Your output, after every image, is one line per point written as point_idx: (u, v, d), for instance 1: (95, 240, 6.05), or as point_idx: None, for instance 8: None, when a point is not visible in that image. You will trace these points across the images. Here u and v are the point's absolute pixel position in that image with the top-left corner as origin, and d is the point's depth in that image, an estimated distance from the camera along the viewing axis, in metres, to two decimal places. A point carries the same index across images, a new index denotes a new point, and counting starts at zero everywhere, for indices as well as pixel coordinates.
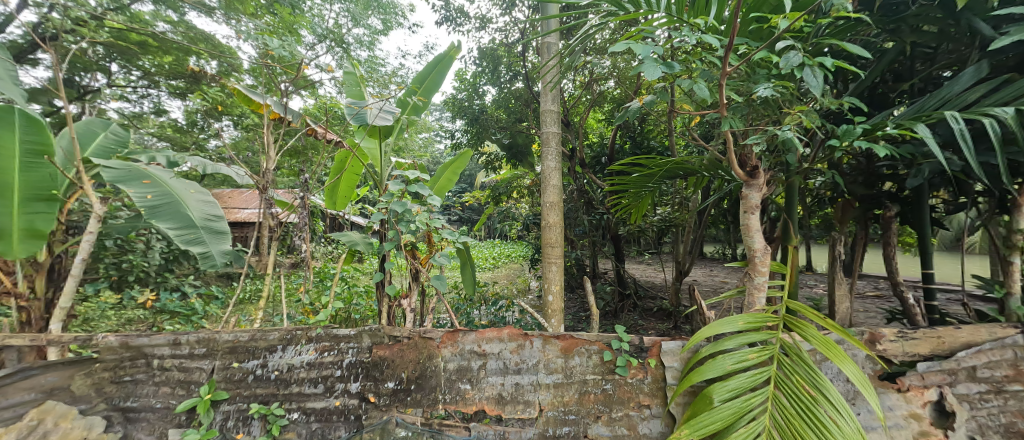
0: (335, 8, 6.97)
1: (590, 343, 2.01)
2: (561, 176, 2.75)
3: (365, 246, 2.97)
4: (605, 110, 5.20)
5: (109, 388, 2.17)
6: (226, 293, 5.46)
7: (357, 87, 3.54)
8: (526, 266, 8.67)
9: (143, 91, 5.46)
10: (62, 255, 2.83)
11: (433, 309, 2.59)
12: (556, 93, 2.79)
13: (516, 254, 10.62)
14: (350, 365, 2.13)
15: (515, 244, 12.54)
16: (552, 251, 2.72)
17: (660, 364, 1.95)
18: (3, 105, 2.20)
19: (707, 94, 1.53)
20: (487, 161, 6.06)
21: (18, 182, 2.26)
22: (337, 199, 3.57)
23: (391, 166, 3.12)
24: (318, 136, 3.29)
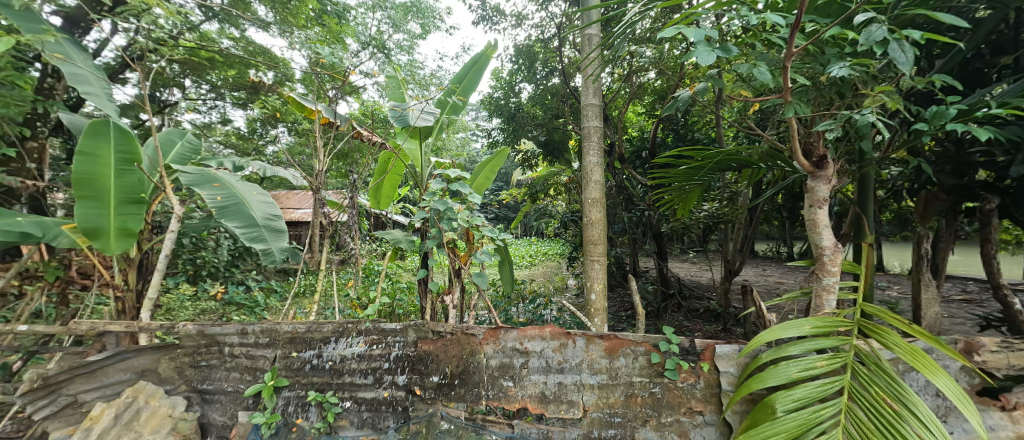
0: (377, 16, 7.26)
1: (635, 344, 1.95)
2: (603, 172, 2.67)
3: (408, 244, 3.06)
4: (646, 102, 5.02)
5: (189, 371, 2.41)
6: (284, 288, 5.88)
7: (399, 90, 3.64)
8: (564, 264, 8.58)
9: (212, 102, 5.96)
10: (149, 252, 3.14)
11: (476, 304, 2.60)
12: (597, 87, 2.70)
13: (553, 252, 10.49)
14: (397, 358, 2.20)
15: (552, 242, 12.43)
16: (594, 249, 2.64)
17: (714, 368, 1.86)
18: (100, 119, 2.49)
19: (769, 78, 1.41)
20: (523, 158, 5.97)
21: (113, 186, 2.53)
22: (381, 198, 3.70)
23: (431, 167, 3.19)
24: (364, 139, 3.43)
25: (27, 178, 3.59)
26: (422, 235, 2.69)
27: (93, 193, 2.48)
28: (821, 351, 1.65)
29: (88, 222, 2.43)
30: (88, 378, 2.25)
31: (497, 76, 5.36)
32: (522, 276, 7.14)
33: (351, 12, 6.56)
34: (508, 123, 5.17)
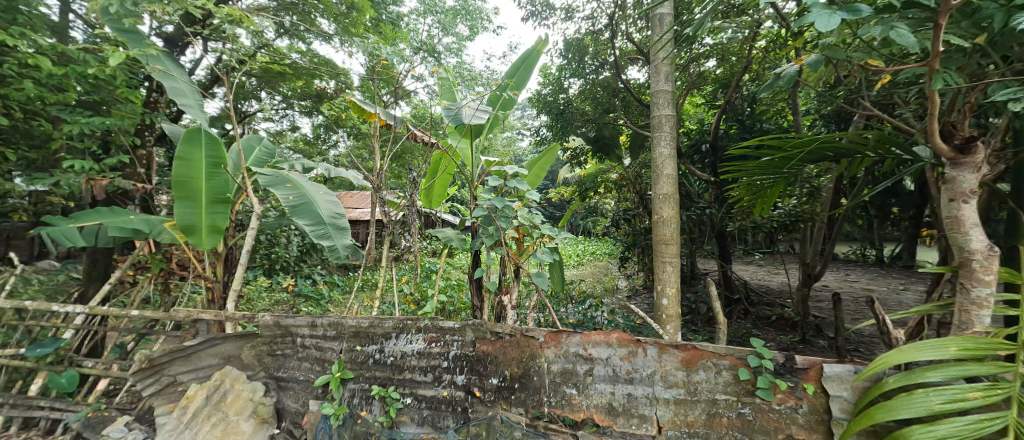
0: (427, 21, 7.45)
1: (719, 357, 1.77)
2: (677, 165, 2.46)
3: (459, 242, 3.02)
4: (706, 92, 4.66)
5: (266, 359, 2.58)
6: (345, 282, 6.23)
7: (450, 92, 3.69)
8: (614, 264, 8.31)
9: (284, 112, 6.45)
10: (234, 247, 3.42)
11: (535, 305, 2.51)
12: (669, 72, 2.51)
13: (601, 252, 10.21)
14: (456, 357, 2.20)
15: (599, 241, 12.13)
16: (667, 249, 2.43)
17: (821, 392, 1.63)
18: (194, 127, 2.71)
19: (914, 42, 1.20)
20: (572, 155, 5.72)
21: (203, 188, 2.78)
22: (431, 198, 3.80)
23: (480, 166, 3.17)
24: (417, 140, 3.50)
25: (138, 181, 4.08)
26: (472, 233, 2.69)
27: (188, 194, 2.74)
28: (976, 380, 1.36)
29: (185, 220, 2.73)
30: (185, 361, 2.53)
31: (546, 76, 5.18)
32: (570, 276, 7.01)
33: (404, 19, 6.79)
34: (558, 119, 4.97)
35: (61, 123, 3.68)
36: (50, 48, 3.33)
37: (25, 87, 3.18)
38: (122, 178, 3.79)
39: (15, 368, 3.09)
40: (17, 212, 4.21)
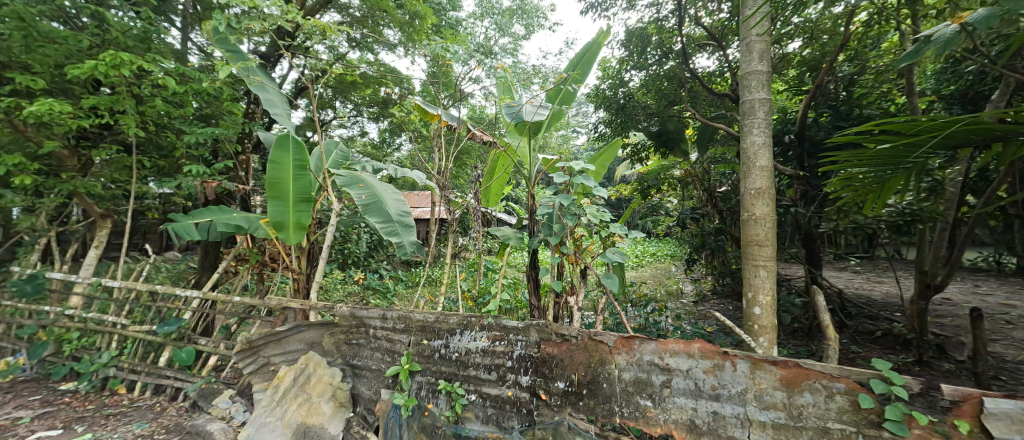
0: (484, 23, 7.56)
1: (832, 379, 1.52)
2: (772, 156, 2.20)
3: (518, 242, 2.92)
4: (789, 77, 4.15)
5: (344, 348, 2.75)
6: (409, 277, 6.54)
7: (508, 91, 3.66)
8: (678, 266, 7.82)
9: (355, 118, 6.93)
10: (315, 242, 3.71)
11: (603, 309, 2.38)
12: (765, 52, 2.27)
13: (662, 252, 9.68)
14: (520, 357, 2.17)
15: (661, 241, 11.51)
16: (759, 252, 2.18)
17: (978, 432, 1.31)
18: (283, 132, 2.96)
19: None
20: (632, 152, 5.04)
21: (291, 188, 3.04)
22: (488, 197, 3.79)
23: (538, 165, 3.08)
24: (475, 140, 3.53)
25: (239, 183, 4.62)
26: (530, 232, 2.63)
27: (278, 194, 3.00)
28: None
29: (276, 217, 3.00)
30: (280, 343, 2.82)
31: (606, 70, 4.30)
32: (630, 277, 6.72)
33: (462, 23, 6.94)
34: (618, 116, 4.24)
35: (182, 134, 4.30)
36: (175, 71, 3.90)
37: (156, 106, 3.73)
38: (226, 180, 4.33)
39: (149, 342, 3.64)
40: (149, 210, 4.98)
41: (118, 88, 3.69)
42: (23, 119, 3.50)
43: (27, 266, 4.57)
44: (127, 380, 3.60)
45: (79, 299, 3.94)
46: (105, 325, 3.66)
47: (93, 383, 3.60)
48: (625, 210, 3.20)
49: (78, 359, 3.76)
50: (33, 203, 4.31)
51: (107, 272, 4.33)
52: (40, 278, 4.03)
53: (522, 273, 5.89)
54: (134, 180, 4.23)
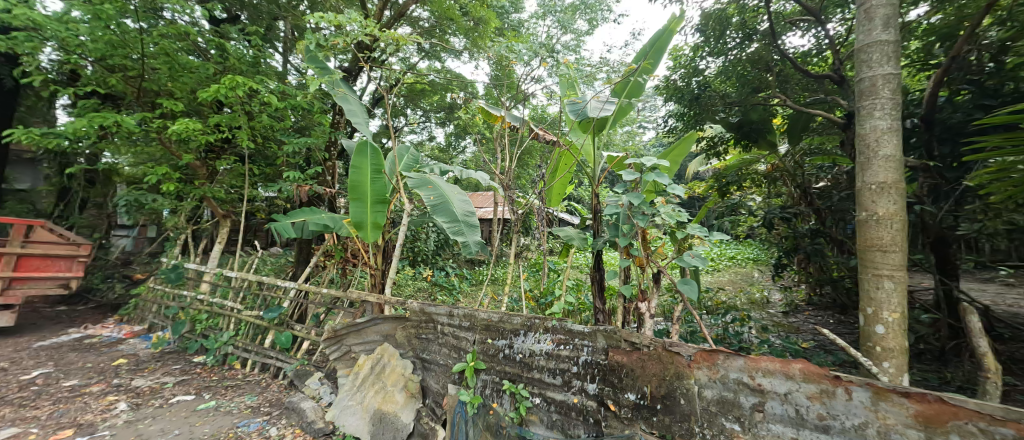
0: (547, 22, 7.49)
1: (993, 423, 1.16)
2: (902, 141, 1.85)
3: (581, 242, 2.80)
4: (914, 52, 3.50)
5: (414, 342, 2.85)
6: (473, 276, 6.71)
7: (572, 87, 3.54)
8: (762, 271, 7.07)
9: (424, 124, 7.29)
10: (389, 240, 3.92)
11: (678, 317, 2.16)
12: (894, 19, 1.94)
13: (743, 255, 8.82)
14: (586, 363, 2.07)
15: (741, 244, 10.50)
16: (878, 259, 1.84)
17: None
18: (362, 139, 3.16)
19: None
20: (706, 146, 4.34)
21: (369, 190, 3.24)
22: (551, 197, 3.68)
23: (603, 163, 2.91)
24: (539, 139, 3.45)
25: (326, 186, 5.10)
26: (594, 233, 2.52)
27: (357, 196, 3.22)
28: None
29: (356, 218, 3.22)
30: (359, 333, 3.02)
31: (676, 59, 3.94)
32: (706, 281, 6.21)
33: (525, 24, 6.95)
34: (692, 107, 3.78)
35: (281, 144, 4.89)
36: (278, 90, 4.44)
37: (262, 120, 4.42)
38: (315, 184, 4.80)
39: (256, 326, 4.13)
40: (257, 211, 5.70)
41: (236, 108, 4.30)
42: (169, 137, 4.21)
43: (172, 257, 5.51)
44: (242, 357, 4.11)
45: (207, 286, 4.62)
46: (224, 309, 4.24)
47: (217, 357, 4.17)
48: (700, 210, 2.91)
49: (206, 336, 4.41)
50: (175, 206, 5.17)
51: (226, 263, 5.03)
52: (180, 268, 4.84)
53: (586, 273, 5.74)
54: (246, 186, 4.88)
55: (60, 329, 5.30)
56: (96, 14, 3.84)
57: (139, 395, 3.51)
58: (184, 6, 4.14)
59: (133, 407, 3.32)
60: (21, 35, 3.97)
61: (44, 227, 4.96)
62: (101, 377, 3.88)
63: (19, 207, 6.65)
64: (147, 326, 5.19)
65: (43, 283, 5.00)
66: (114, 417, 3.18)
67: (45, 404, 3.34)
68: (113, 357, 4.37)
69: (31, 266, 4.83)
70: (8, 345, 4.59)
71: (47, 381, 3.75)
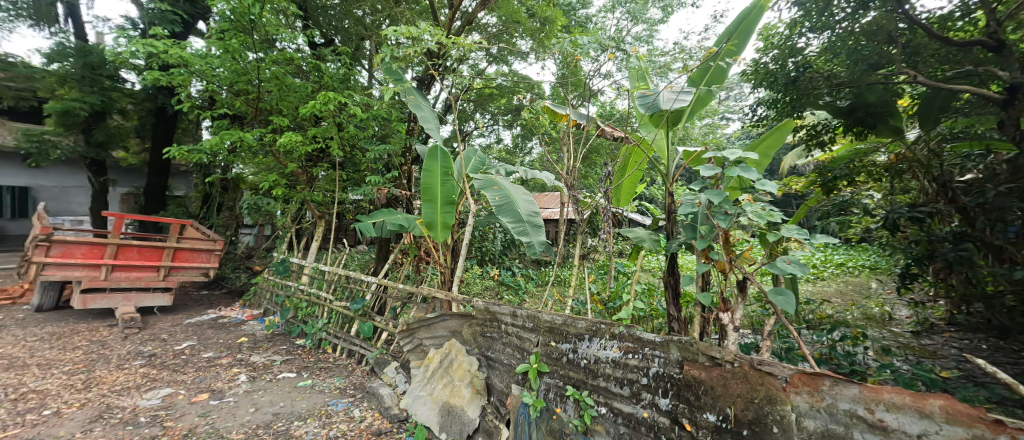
0: (617, 16, 7.22)
1: None
2: None
3: (653, 244, 2.59)
4: None
5: (480, 339, 2.87)
6: (540, 277, 6.67)
7: (644, 79, 3.32)
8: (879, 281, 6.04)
9: (492, 127, 7.45)
10: (458, 239, 4.02)
11: (769, 331, 1.89)
12: None
13: (852, 263, 7.63)
14: (658, 376, 1.90)
15: (848, 249, 9.10)
16: None
17: None
18: (433, 143, 3.27)
19: None
20: (806, 135, 3.59)
21: (438, 192, 3.34)
22: (620, 196, 3.48)
23: (678, 158, 2.66)
24: (607, 135, 3.29)
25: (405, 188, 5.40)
26: (666, 234, 2.31)
27: (428, 197, 3.34)
28: None
29: (427, 218, 3.35)
30: (428, 328, 3.12)
31: (769, 39, 3.35)
32: (804, 291, 5.48)
33: (593, 19, 6.77)
34: (788, 91, 3.19)
35: (364, 151, 5.35)
36: (362, 101, 4.91)
37: (350, 131, 4.90)
38: (392, 186, 5.13)
39: (343, 315, 4.49)
40: (347, 212, 6.25)
41: (329, 119, 4.78)
42: (279, 149, 4.81)
43: (280, 252, 6.27)
44: (332, 342, 4.50)
45: (305, 277, 5.16)
46: (318, 298, 4.68)
47: (314, 342, 4.63)
48: (796, 210, 2.55)
49: (305, 322, 4.93)
50: (284, 207, 5.89)
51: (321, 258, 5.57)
52: (287, 261, 5.48)
53: (660, 278, 5.40)
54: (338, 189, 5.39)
55: (203, 309, 6.33)
56: (227, 49, 4.54)
57: (256, 370, 4.02)
58: (291, 34, 4.76)
59: (250, 379, 3.82)
60: (174, 71, 4.61)
61: (192, 225, 5.89)
62: (229, 351, 4.54)
63: (177, 209, 8.15)
64: (262, 310, 5.98)
65: (191, 271, 5.91)
66: (236, 386, 3.68)
67: (189, 370, 3.99)
68: (238, 335, 5.09)
69: (184, 257, 5.76)
70: (167, 320, 5.60)
71: (192, 351, 4.49)
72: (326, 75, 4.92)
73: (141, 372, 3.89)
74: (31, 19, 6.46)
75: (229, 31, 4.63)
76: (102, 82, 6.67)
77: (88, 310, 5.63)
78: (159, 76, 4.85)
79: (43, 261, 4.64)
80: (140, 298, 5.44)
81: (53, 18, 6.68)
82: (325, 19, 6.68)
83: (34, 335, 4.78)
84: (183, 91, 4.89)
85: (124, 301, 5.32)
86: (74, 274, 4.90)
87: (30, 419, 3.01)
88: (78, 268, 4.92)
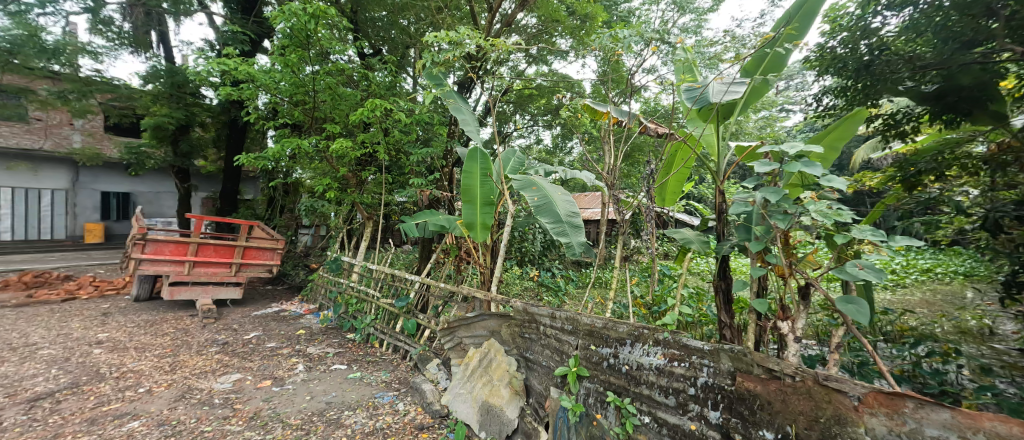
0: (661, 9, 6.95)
1: None
2: None
3: (701, 245, 2.44)
4: None
5: (519, 340, 2.84)
6: (580, 278, 6.54)
7: (691, 72, 3.15)
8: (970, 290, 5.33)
9: (531, 128, 7.43)
10: (497, 240, 4.03)
11: (837, 343, 1.71)
12: None
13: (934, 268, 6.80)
14: (706, 386, 1.77)
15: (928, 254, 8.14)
16: None
17: None
18: (473, 146, 3.29)
19: None
20: (883, 124, 3.02)
21: (478, 193, 3.36)
22: (664, 196, 3.31)
23: (730, 153, 2.49)
24: (650, 132, 3.15)
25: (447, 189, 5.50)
26: (717, 236, 2.16)
27: (468, 198, 3.36)
28: None
29: (467, 218, 3.37)
30: (468, 327, 3.14)
31: (837, 21, 3.03)
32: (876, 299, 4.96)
33: (635, 14, 6.55)
34: (860, 77, 2.79)
35: (408, 155, 5.53)
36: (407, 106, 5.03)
37: (395, 135, 5.09)
38: (434, 187, 5.24)
39: (389, 312, 4.64)
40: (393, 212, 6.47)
41: (376, 125, 4.98)
42: (332, 154, 5.09)
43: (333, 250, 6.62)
44: (379, 338, 4.67)
45: (355, 275, 5.40)
46: (367, 295, 4.88)
47: (363, 336, 4.83)
48: (872, 210, 2.28)
49: (355, 317, 5.16)
50: (337, 209, 6.22)
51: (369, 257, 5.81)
52: (339, 259, 5.77)
53: (708, 282, 5.12)
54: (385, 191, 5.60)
55: (267, 302, 6.82)
56: (287, 64, 4.87)
57: (312, 360, 4.27)
58: (343, 47, 5.02)
59: (307, 369, 4.04)
60: (243, 86, 5.01)
61: (259, 226, 6.36)
62: (289, 342, 4.85)
63: (245, 211, 8.86)
64: (317, 305, 6.33)
65: (258, 268, 6.36)
66: (294, 375, 3.91)
67: (255, 358, 4.30)
68: (296, 327, 5.43)
69: (253, 255, 6.22)
70: (237, 312, 6.09)
71: (258, 341, 4.83)
72: (374, 83, 5.15)
73: (216, 358, 4.24)
74: (131, 46, 7.13)
75: (289, 47, 4.95)
76: (186, 98, 7.63)
77: (174, 300, 6.25)
78: (232, 92, 5.30)
79: (140, 258, 5.22)
80: (217, 291, 5.93)
81: (148, 45, 7.36)
82: (374, 31, 7.07)
83: (132, 321, 5.38)
84: (251, 104, 5.31)
85: (202, 293, 5.82)
86: (164, 269, 5.47)
87: (129, 395, 3.38)
88: (167, 264, 5.49)
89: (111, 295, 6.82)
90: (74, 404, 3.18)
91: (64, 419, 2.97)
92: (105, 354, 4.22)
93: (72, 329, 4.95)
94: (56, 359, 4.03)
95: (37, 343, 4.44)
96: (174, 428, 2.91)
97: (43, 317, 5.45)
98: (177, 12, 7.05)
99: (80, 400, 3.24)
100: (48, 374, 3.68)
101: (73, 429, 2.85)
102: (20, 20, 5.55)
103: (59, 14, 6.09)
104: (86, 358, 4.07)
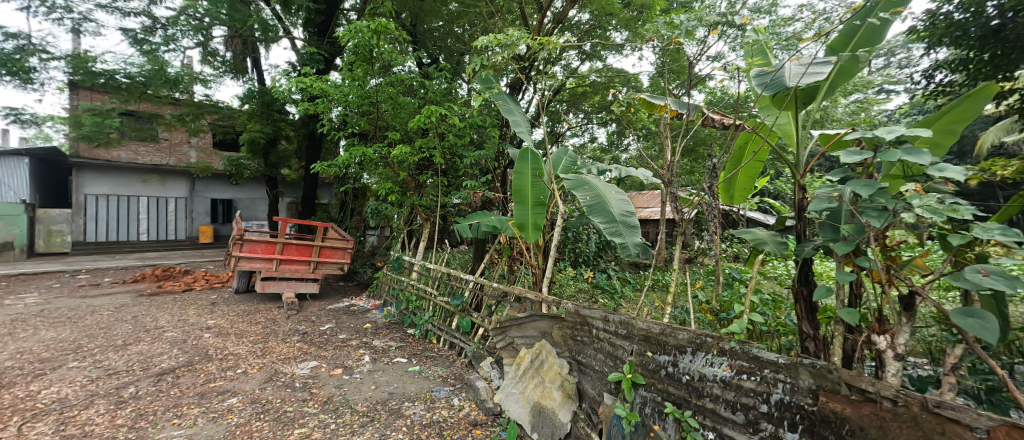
0: None
1: None
2: None
3: (775, 246, 2.18)
4: None
5: (570, 343, 2.75)
6: (638, 281, 6.26)
7: (762, 55, 2.88)
8: None
9: (585, 127, 7.26)
10: (550, 241, 3.95)
11: (951, 362, 1.44)
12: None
13: None
14: (781, 404, 1.58)
15: None
16: None
17: None
18: (524, 146, 3.25)
19: None
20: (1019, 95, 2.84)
21: (529, 193, 3.32)
22: (732, 193, 3.04)
23: (812, 143, 2.20)
24: (714, 123, 2.90)
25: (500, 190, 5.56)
26: (796, 236, 1.93)
27: (520, 199, 3.33)
28: None
29: (518, 219, 3.33)
30: (519, 327, 3.11)
31: None
32: None
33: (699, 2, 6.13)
34: (987, 46, 2.99)
35: (463, 158, 5.65)
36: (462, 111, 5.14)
37: (450, 140, 5.23)
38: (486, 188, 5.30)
39: (446, 309, 4.76)
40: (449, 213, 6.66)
41: (433, 130, 5.15)
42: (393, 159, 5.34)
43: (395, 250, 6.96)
44: (437, 334, 4.80)
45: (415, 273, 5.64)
46: (426, 293, 5.06)
47: (422, 332, 5.01)
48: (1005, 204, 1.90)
49: (415, 313, 5.36)
50: (399, 211, 6.52)
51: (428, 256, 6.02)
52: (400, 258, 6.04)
53: (786, 288, 4.64)
54: (441, 193, 5.77)
55: (337, 297, 7.34)
56: (355, 77, 5.21)
57: (377, 352, 4.50)
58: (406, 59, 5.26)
59: (373, 361, 4.27)
60: (319, 101, 5.41)
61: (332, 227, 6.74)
62: (357, 334, 5.15)
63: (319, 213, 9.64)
64: (382, 301, 6.69)
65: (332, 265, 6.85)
66: (362, 365, 4.14)
67: (329, 348, 4.62)
68: (364, 321, 5.77)
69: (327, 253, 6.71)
70: (314, 305, 6.62)
71: (330, 332, 5.20)
72: (431, 91, 5.32)
73: (298, 346, 4.63)
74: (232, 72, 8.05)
75: (357, 61, 5.30)
76: (274, 115, 8.38)
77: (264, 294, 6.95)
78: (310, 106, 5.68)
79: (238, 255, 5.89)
80: (298, 286, 6.49)
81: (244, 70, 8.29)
82: (432, 41, 7.31)
83: (232, 310, 6.06)
84: (325, 116, 5.74)
85: (286, 287, 6.40)
86: (256, 265, 6.09)
87: (229, 375, 3.79)
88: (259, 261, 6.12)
89: (219, 287, 7.74)
90: (189, 380, 3.62)
91: (181, 392, 3.39)
92: (212, 338, 4.78)
93: (188, 316, 5.67)
94: (176, 340, 4.64)
95: (163, 326, 5.15)
96: (264, 406, 3.21)
97: (168, 304, 6.33)
98: (266, 39, 7.67)
99: (193, 377, 3.69)
100: (170, 353, 4.22)
101: (188, 401, 3.24)
102: (152, 57, 6.42)
103: (180, 50, 7.01)
104: (198, 341, 4.64)
